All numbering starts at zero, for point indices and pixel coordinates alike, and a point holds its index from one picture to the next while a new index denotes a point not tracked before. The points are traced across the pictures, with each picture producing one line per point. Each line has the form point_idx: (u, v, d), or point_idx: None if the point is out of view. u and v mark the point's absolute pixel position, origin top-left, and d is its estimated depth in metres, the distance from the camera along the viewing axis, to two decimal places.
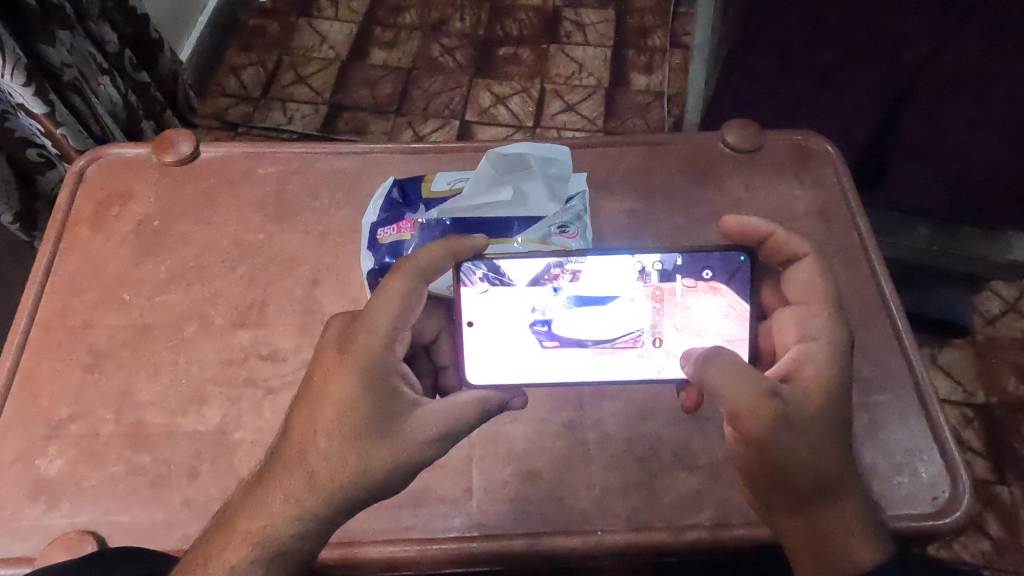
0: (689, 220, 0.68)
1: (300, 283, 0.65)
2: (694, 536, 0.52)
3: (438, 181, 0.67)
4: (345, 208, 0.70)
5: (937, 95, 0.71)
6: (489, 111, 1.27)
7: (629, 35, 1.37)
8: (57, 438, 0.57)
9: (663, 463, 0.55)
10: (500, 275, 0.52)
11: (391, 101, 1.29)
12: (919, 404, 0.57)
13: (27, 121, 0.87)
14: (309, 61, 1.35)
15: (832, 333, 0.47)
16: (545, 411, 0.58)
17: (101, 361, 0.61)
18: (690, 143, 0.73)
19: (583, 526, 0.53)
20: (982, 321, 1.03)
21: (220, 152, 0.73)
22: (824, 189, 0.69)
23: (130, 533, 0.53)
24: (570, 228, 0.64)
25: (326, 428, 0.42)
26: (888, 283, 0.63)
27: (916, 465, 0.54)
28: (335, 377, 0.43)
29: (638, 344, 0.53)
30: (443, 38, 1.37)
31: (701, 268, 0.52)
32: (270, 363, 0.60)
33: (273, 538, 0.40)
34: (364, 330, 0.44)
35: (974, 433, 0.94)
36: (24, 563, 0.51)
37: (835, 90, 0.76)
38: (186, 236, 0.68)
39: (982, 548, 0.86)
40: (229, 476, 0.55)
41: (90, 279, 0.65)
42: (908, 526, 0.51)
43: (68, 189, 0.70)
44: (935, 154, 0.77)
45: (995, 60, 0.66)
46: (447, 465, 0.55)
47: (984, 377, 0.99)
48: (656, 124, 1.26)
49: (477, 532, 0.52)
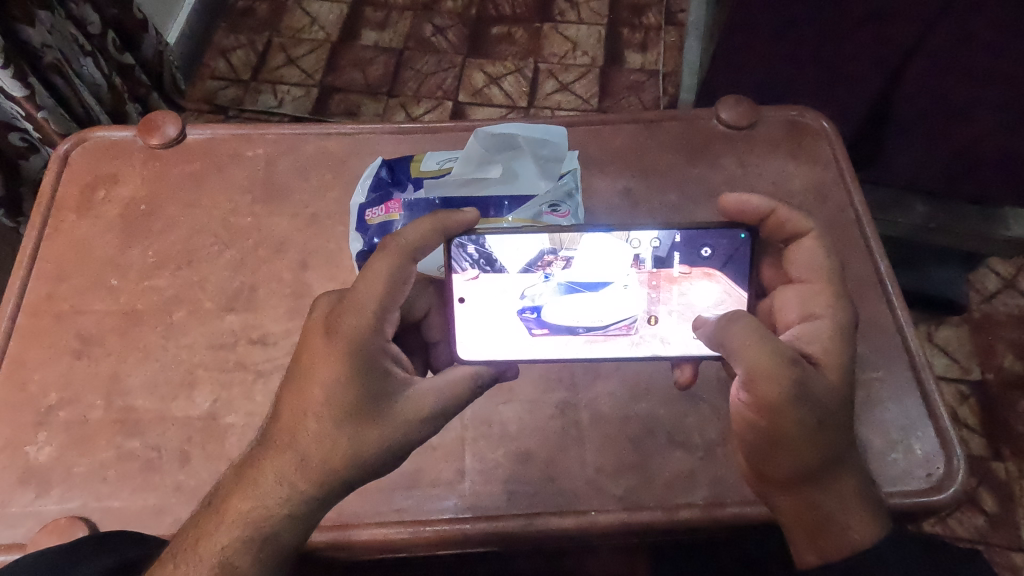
0: (683, 198, 0.67)
1: (290, 266, 0.64)
2: (687, 514, 0.51)
3: (427, 161, 0.67)
4: (334, 189, 0.69)
5: (937, 67, 0.69)
6: (483, 91, 1.26)
7: (624, 13, 1.35)
8: (46, 424, 0.56)
9: (658, 442, 0.55)
10: (491, 263, 0.52)
11: (383, 82, 1.27)
12: (914, 382, 0.56)
13: (6, 104, 0.84)
14: (299, 42, 1.33)
15: (834, 311, 0.47)
16: (537, 392, 0.58)
17: (89, 346, 0.60)
18: (685, 121, 0.72)
19: (577, 506, 0.53)
20: (980, 298, 1.03)
21: (207, 134, 0.72)
22: (821, 164, 0.69)
23: (121, 517, 0.52)
24: (562, 207, 0.63)
25: (316, 411, 0.41)
26: (882, 259, 0.62)
27: (911, 442, 0.54)
28: (322, 360, 0.42)
29: (632, 331, 0.53)
30: (435, 18, 1.35)
31: (699, 247, 0.51)
32: (260, 347, 0.60)
33: (265, 520, 0.40)
34: (351, 313, 0.43)
35: (969, 409, 0.94)
36: (15, 549, 0.51)
37: (832, 64, 0.75)
38: (175, 220, 0.67)
39: (977, 524, 0.87)
40: (222, 461, 0.54)
41: (76, 264, 0.64)
42: (904, 501, 0.51)
43: (53, 172, 0.69)
44: (932, 133, 0.75)
45: (990, 35, 0.64)
46: (438, 448, 0.55)
47: (980, 354, 0.99)
48: (652, 103, 1.24)
49: (470, 513, 0.52)
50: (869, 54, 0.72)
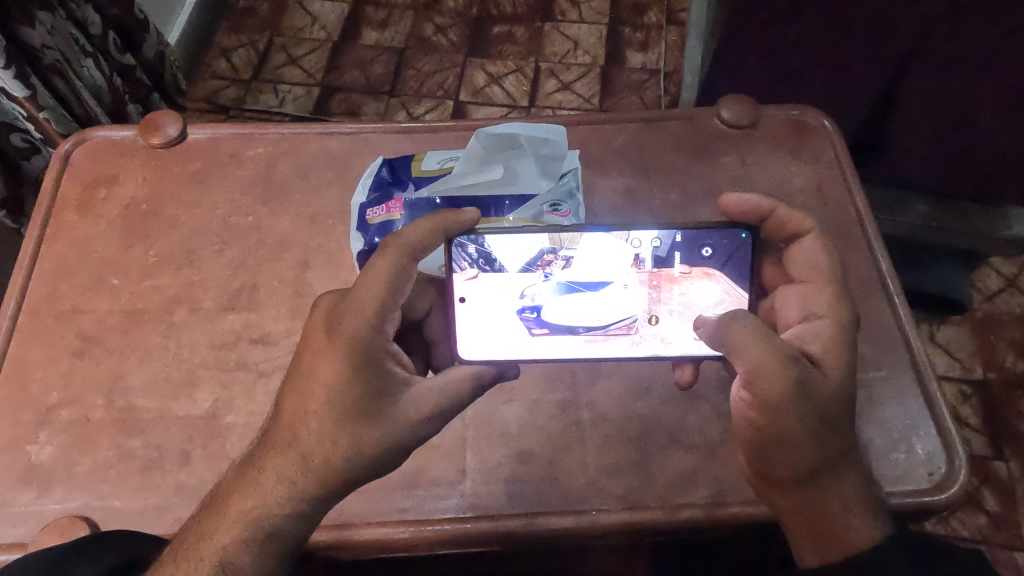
0: (684, 197, 0.67)
1: (291, 266, 0.64)
2: (689, 514, 0.51)
3: (428, 161, 0.67)
4: (334, 188, 0.69)
5: (938, 67, 0.69)
6: (484, 91, 1.26)
7: (625, 12, 1.35)
8: (47, 424, 0.56)
9: (658, 442, 0.55)
10: (491, 262, 0.51)
11: (384, 81, 1.27)
12: (916, 381, 0.56)
13: (7, 105, 0.85)
14: (300, 41, 1.33)
15: (835, 311, 0.46)
16: (538, 391, 0.58)
17: (91, 346, 0.60)
18: (686, 120, 0.71)
19: (578, 505, 0.52)
20: (981, 297, 1.03)
21: (208, 134, 0.72)
22: (822, 163, 0.68)
23: (123, 517, 0.52)
24: (563, 206, 0.64)
25: (317, 409, 0.41)
26: (884, 258, 0.62)
27: (913, 441, 0.54)
28: (322, 359, 0.42)
29: (632, 331, 0.53)
30: (436, 17, 1.34)
31: (699, 248, 0.51)
32: (261, 347, 0.60)
33: (265, 519, 0.40)
34: (352, 312, 0.43)
35: (971, 409, 0.94)
36: (17, 549, 0.51)
37: (833, 63, 0.75)
38: (175, 219, 0.67)
39: (979, 523, 0.86)
40: (222, 460, 0.54)
41: (77, 264, 0.64)
42: (906, 501, 0.51)
43: (54, 172, 0.69)
44: (932, 133, 0.75)
45: (990, 35, 0.64)
46: (440, 447, 0.55)
47: (982, 354, 0.99)
48: (653, 102, 1.24)
49: (471, 513, 0.52)
50: (869, 54, 0.72)
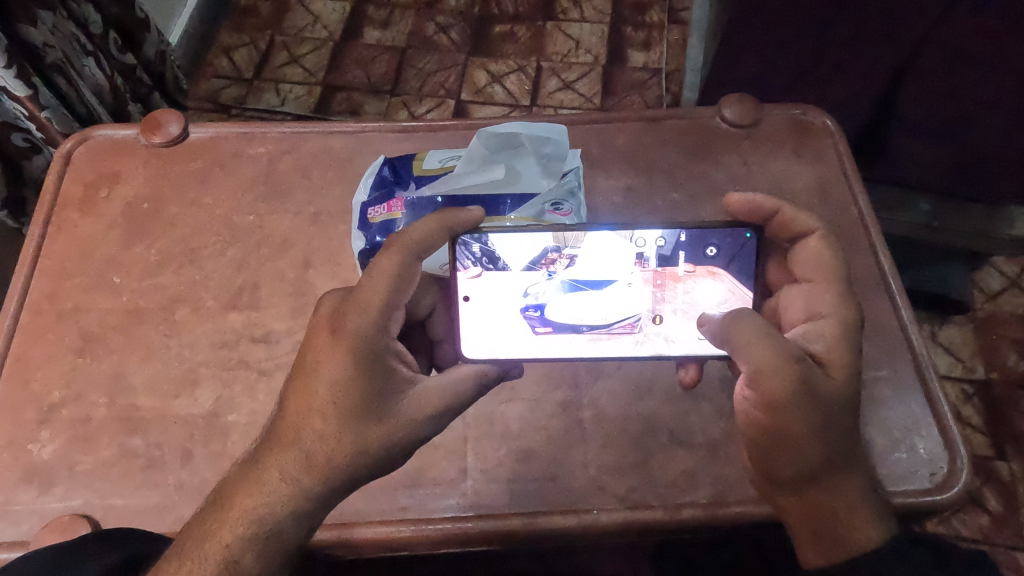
0: (686, 196, 0.67)
1: (292, 265, 0.64)
2: (690, 513, 0.51)
3: (430, 160, 0.67)
4: (336, 187, 0.69)
5: (940, 67, 0.69)
6: (485, 90, 1.26)
7: (627, 11, 1.35)
8: (49, 423, 0.57)
9: (660, 441, 0.55)
10: (495, 261, 0.51)
11: (386, 80, 1.27)
12: (918, 380, 0.56)
13: (8, 104, 0.85)
14: (302, 40, 1.33)
15: (840, 310, 0.46)
16: (540, 390, 0.58)
17: (92, 344, 0.60)
18: (688, 119, 0.71)
19: (579, 505, 0.52)
20: (983, 296, 1.03)
21: (209, 133, 0.72)
22: (824, 163, 0.68)
23: (124, 515, 0.52)
24: (565, 205, 0.63)
25: (321, 408, 0.41)
26: (887, 258, 0.62)
27: (915, 441, 0.54)
28: (326, 357, 0.42)
29: (635, 329, 0.53)
30: (437, 16, 1.34)
31: (704, 247, 0.51)
32: (262, 345, 0.60)
33: (268, 517, 0.40)
34: (355, 310, 0.43)
35: (973, 409, 0.94)
36: (18, 546, 0.51)
37: (836, 62, 0.75)
38: (177, 219, 0.67)
39: (981, 523, 0.86)
40: (224, 459, 0.54)
41: (79, 262, 0.64)
42: (908, 501, 0.51)
43: (56, 171, 0.69)
44: (935, 132, 0.75)
45: (992, 35, 0.64)
46: (441, 446, 0.55)
47: (984, 353, 0.98)
48: (655, 101, 1.24)
49: (472, 512, 0.52)
50: (872, 54, 0.72)
